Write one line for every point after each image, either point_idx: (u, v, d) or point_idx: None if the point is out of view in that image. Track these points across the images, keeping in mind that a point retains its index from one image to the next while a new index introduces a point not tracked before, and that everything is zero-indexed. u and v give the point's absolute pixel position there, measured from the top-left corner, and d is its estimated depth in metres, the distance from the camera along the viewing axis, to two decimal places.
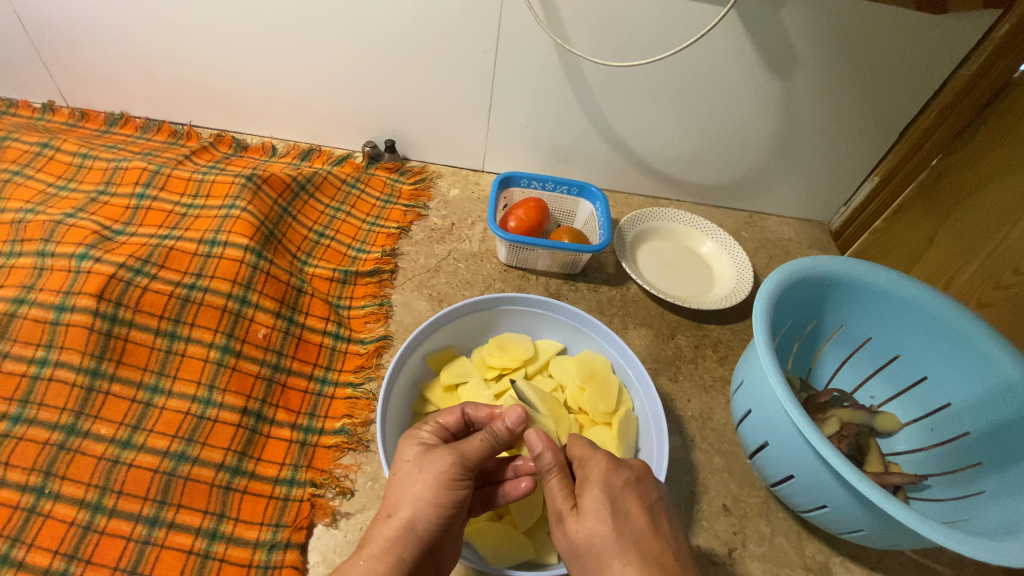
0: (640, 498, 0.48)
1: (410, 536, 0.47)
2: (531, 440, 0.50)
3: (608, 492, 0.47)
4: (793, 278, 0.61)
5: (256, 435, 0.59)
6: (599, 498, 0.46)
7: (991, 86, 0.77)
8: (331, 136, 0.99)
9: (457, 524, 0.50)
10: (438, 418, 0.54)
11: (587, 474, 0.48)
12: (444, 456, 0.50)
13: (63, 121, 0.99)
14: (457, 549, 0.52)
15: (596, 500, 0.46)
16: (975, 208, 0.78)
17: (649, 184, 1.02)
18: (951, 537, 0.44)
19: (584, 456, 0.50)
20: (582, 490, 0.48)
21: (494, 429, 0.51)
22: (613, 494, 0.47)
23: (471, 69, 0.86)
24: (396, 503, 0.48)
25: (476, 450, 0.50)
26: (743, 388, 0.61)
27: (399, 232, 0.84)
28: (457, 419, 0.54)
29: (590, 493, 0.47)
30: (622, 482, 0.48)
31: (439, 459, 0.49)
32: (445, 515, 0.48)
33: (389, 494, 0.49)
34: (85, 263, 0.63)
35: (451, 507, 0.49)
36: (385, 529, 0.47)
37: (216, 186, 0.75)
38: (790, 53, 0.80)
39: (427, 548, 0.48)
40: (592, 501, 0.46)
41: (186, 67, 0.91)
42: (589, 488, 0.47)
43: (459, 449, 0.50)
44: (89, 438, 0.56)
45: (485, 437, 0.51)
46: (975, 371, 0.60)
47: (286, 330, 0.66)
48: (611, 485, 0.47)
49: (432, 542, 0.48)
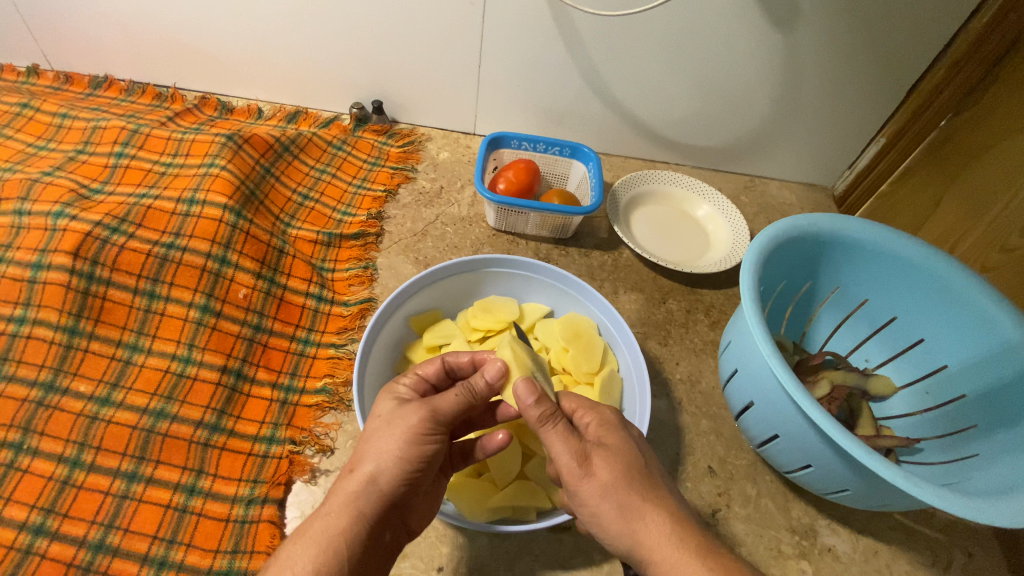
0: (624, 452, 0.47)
1: (374, 491, 0.45)
2: (521, 392, 0.45)
3: (629, 439, 0.46)
4: (785, 235, 0.59)
5: (236, 393, 0.59)
6: (625, 442, 0.46)
7: (1002, 41, 0.72)
8: (318, 99, 0.97)
9: (424, 483, 0.48)
10: (417, 369, 0.52)
11: (594, 424, 0.47)
12: (417, 412, 0.47)
13: (47, 84, 0.97)
14: (423, 508, 0.50)
15: (620, 441, 0.46)
16: (983, 168, 0.75)
17: (645, 146, 0.99)
18: (936, 495, 0.42)
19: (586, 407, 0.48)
20: (599, 433, 0.46)
21: (472, 383, 0.48)
22: (632, 441, 0.46)
23: (458, 25, 0.82)
24: (361, 457, 0.46)
25: (450, 404, 0.48)
26: (731, 349, 0.59)
27: (385, 194, 0.82)
28: (437, 369, 0.52)
29: (611, 437, 0.46)
30: (632, 435, 0.48)
31: (411, 414, 0.47)
32: (413, 471, 0.46)
33: (355, 449, 0.47)
34: (62, 221, 0.62)
35: (419, 462, 0.46)
36: (348, 483, 0.45)
37: (196, 145, 0.74)
38: (792, 3, 0.76)
39: (392, 507, 0.46)
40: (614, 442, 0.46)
41: (167, 26, 0.89)
42: (607, 431, 0.46)
43: (433, 403, 0.48)
44: (68, 395, 0.57)
45: (461, 392, 0.49)
46: (975, 332, 0.57)
47: (267, 290, 0.66)
48: (628, 433, 0.47)
49: (397, 500, 0.46)
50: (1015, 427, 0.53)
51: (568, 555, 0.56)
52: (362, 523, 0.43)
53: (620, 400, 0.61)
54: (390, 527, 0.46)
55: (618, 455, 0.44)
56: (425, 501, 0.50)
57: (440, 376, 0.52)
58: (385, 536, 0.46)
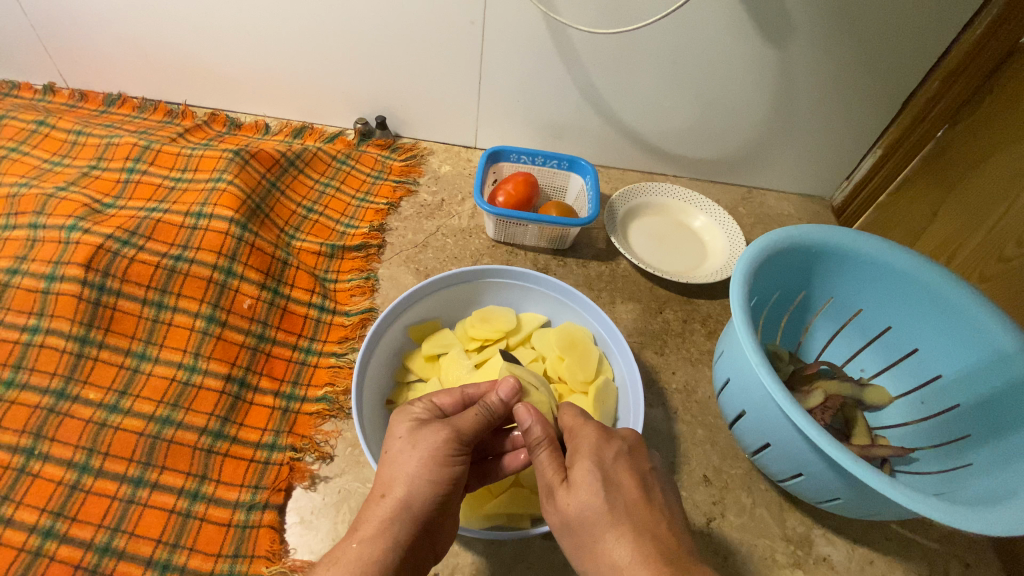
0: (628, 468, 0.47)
1: (406, 515, 0.46)
2: (519, 415, 0.49)
3: (600, 465, 0.46)
4: (777, 246, 0.60)
5: (240, 401, 0.61)
6: (591, 472, 0.45)
7: (996, 53, 0.74)
8: (323, 114, 0.99)
9: (455, 504, 0.49)
10: (432, 398, 0.53)
11: (577, 447, 0.47)
12: (438, 432, 0.49)
13: (63, 102, 1.01)
14: (455, 531, 0.50)
15: (587, 472, 0.45)
16: (979, 179, 0.76)
17: (643, 159, 1.00)
18: (922, 503, 0.43)
19: (574, 426, 0.49)
20: (572, 462, 0.47)
21: (488, 403, 0.50)
22: (606, 466, 0.46)
23: (458, 43, 0.85)
24: (390, 483, 0.47)
25: (471, 424, 0.50)
26: (723, 359, 0.60)
27: (388, 207, 0.84)
28: (454, 400, 0.53)
29: (580, 466, 0.46)
30: (615, 452, 0.47)
31: (432, 435, 0.49)
32: (441, 492, 0.47)
33: (381, 475, 0.48)
34: (75, 234, 0.64)
35: (448, 483, 0.48)
36: (378, 509, 0.46)
37: (204, 160, 0.76)
38: (784, 19, 0.77)
39: (426, 530, 0.47)
40: (582, 473, 0.45)
41: (177, 45, 0.92)
42: (579, 460, 0.46)
43: (453, 424, 0.50)
44: (78, 402, 0.59)
45: (479, 412, 0.51)
46: (966, 342, 0.58)
47: (271, 301, 0.67)
48: (603, 457, 0.46)
49: (429, 524, 0.47)
50: (1008, 436, 0.53)
51: (562, 563, 0.56)
52: (395, 548, 0.44)
53: (615, 408, 0.62)
54: (425, 551, 0.47)
55: (582, 488, 0.44)
56: (456, 524, 0.50)
57: (456, 409, 0.53)
58: (421, 559, 0.47)
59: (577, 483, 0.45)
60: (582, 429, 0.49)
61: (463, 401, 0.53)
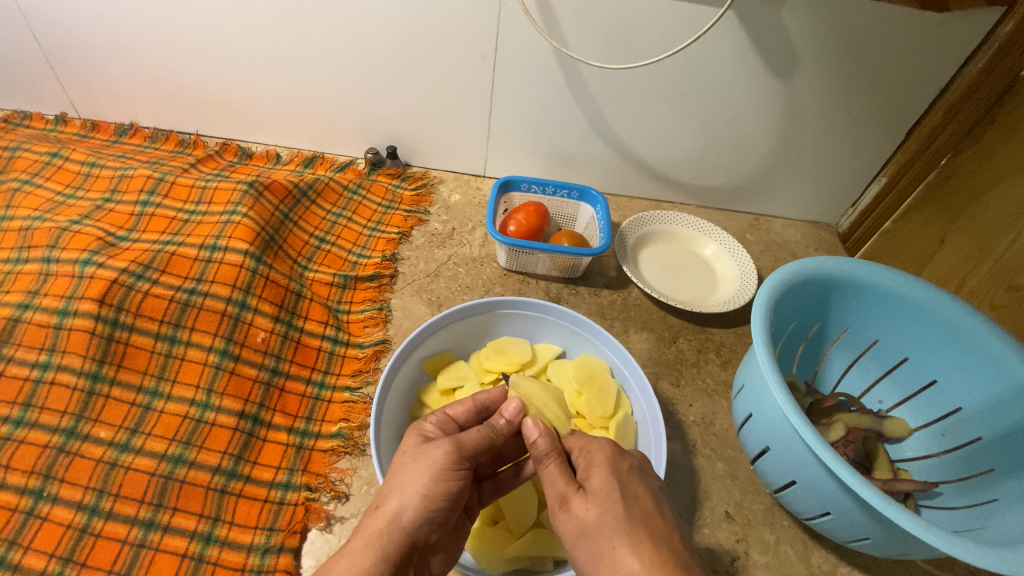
0: (643, 485, 0.46)
1: (397, 529, 0.44)
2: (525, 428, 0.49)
3: (617, 475, 0.46)
4: (793, 280, 0.60)
5: (252, 438, 0.59)
6: (608, 479, 0.45)
7: (998, 85, 0.75)
8: (334, 143, 1.00)
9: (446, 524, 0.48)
10: (445, 409, 0.53)
11: (592, 459, 0.47)
12: (441, 446, 0.48)
13: (75, 132, 1.02)
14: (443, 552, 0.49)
15: (605, 480, 0.45)
16: (985, 209, 0.76)
17: (651, 187, 1.01)
18: (957, 544, 0.42)
19: (585, 443, 0.49)
20: (586, 473, 0.46)
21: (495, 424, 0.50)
22: (622, 476, 0.46)
23: (470, 75, 0.86)
24: (386, 494, 0.46)
25: (475, 441, 0.49)
26: (744, 393, 0.60)
27: (399, 236, 0.84)
28: (466, 409, 0.53)
29: (598, 475, 0.46)
30: (628, 467, 0.47)
31: (436, 449, 0.48)
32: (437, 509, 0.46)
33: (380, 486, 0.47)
34: (89, 268, 0.64)
35: (442, 499, 0.46)
36: (372, 522, 0.44)
37: (219, 193, 0.76)
38: (790, 54, 0.79)
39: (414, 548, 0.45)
40: (600, 481, 0.45)
41: (192, 78, 0.93)
42: (596, 471, 0.46)
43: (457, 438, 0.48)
44: (88, 441, 0.58)
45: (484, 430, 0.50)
46: (986, 374, 0.58)
47: (285, 334, 0.67)
48: (619, 469, 0.46)
49: (418, 541, 0.45)
50: None
51: None
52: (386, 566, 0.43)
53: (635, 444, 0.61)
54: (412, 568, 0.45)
55: (599, 494, 0.44)
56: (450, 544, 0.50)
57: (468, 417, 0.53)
58: (407, 574, 0.45)
59: (594, 489, 0.44)
60: (594, 446, 0.49)
61: (475, 410, 0.53)
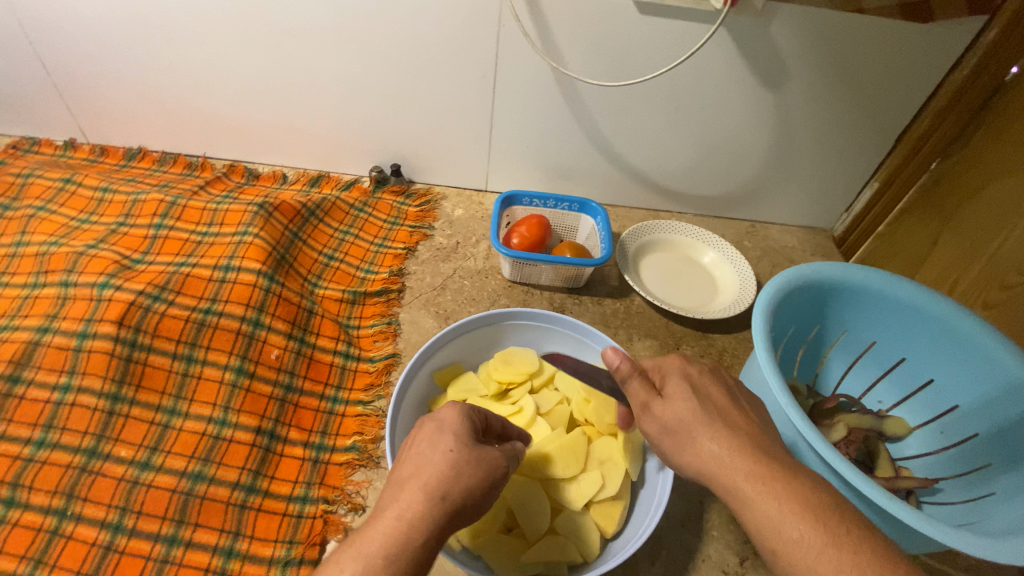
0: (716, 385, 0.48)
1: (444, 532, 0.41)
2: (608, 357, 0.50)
3: (692, 379, 0.48)
4: (791, 285, 0.62)
5: (270, 453, 0.61)
6: (682, 383, 0.47)
7: (984, 90, 0.78)
8: (338, 163, 1.03)
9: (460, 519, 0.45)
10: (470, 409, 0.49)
11: (666, 372, 0.49)
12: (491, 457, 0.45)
13: (84, 157, 1.04)
14: None
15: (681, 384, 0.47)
16: (975, 210, 0.79)
17: (649, 197, 1.04)
18: (959, 537, 0.43)
19: (659, 361, 0.50)
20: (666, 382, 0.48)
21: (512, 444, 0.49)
22: (693, 380, 0.48)
23: (471, 93, 0.89)
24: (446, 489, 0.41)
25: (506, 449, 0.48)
26: (747, 396, 0.61)
27: (405, 252, 0.86)
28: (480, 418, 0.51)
29: (673, 382, 0.48)
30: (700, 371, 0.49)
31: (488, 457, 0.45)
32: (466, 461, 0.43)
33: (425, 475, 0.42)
34: (107, 291, 0.66)
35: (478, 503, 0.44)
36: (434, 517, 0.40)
37: (229, 215, 0.78)
38: (781, 66, 0.82)
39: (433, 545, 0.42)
40: (675, 387, 0.47)
41: (200, 102, 0.96)
42: (670, 377, 0.48)
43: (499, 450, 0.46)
44: (110, 460, 0.59)
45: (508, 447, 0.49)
46: (980, 372, 0.59)
47: (297, 350, 0.68)
48: (692, 374, 0.48)
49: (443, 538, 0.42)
50: None
51: None
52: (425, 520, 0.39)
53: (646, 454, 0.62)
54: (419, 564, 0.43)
55: (681, 397, 0.46)
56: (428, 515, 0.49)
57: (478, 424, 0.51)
58: None
59: (673, 394, 0.46)
60: (667, 358, 0.50)
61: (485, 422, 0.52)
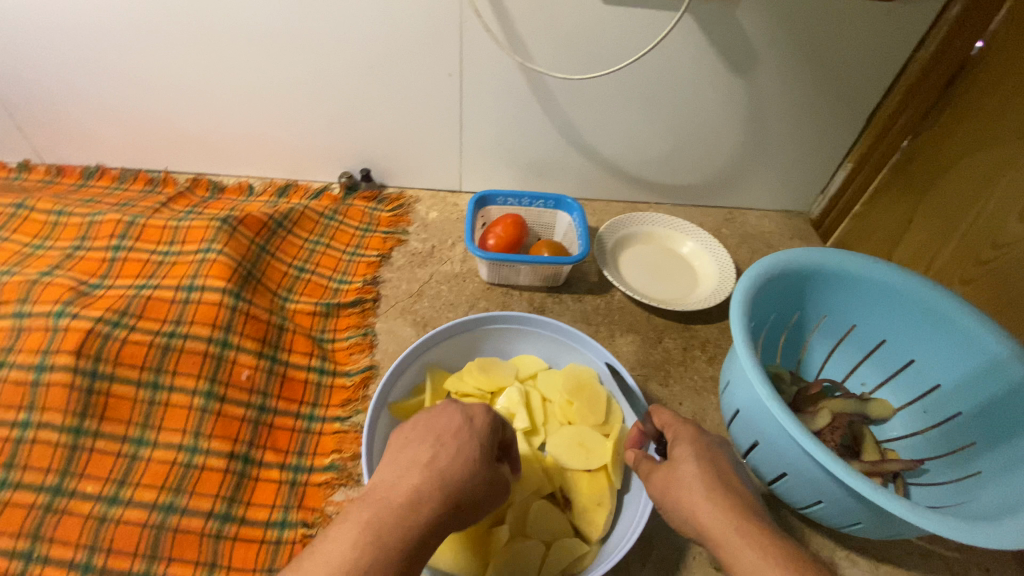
0: (722, 454, 0.49)
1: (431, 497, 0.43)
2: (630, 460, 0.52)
3: (703, 445, 0.49)
4: (769, 273, 0.62)
5: (245, 479, 0.59)
6: (692, 449, 0.49)
7: (951, 66, 0.77)
8: (306, 170, 1.00)
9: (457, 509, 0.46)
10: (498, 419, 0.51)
11: (677, 434, 0.51)
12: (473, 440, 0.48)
13: (40, 178, 0.99)
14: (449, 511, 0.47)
15: (691, 447, 0.49)
16: (948, 187, 0.79)
17: (626, 189, 1.02)
18: (943, 524, 0.43)
19: (672, 421, 0.53)
20: (675, 445, 0.50)
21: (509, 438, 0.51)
22: (705, 449, 0.49)
23: (438, 93, 0.87)
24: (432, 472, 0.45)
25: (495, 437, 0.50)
26: (730, 389, 0.61)
27: (379, 259, 0.84)
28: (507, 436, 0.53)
29: (681, 446, 0.50)
30: (707, 441, 0.50)
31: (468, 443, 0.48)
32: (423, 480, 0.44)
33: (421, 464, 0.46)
34: (63, 320, 0.64)
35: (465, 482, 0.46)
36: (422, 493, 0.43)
37: (193, 232, 0.76)
38: (749, 51, 0.81)
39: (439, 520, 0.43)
40: (683, 452, 0.49)
41: (158, 115, 0.92)
42: (680, 443, 0.50)
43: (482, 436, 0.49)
44: (76, 497, 0.58)
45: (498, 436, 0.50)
46: (960, 350, 0.59)
47: (269, 369, 0.67)
48: (701, 441, 0.50)
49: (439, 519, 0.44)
50: (1011, 442, 0.54)
51: None
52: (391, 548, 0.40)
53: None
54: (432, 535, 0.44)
55: (685, 461, 0.48)
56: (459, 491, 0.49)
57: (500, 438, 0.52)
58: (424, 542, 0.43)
59: (679, 458, 0.49)
60: (680, 423, 0.52)
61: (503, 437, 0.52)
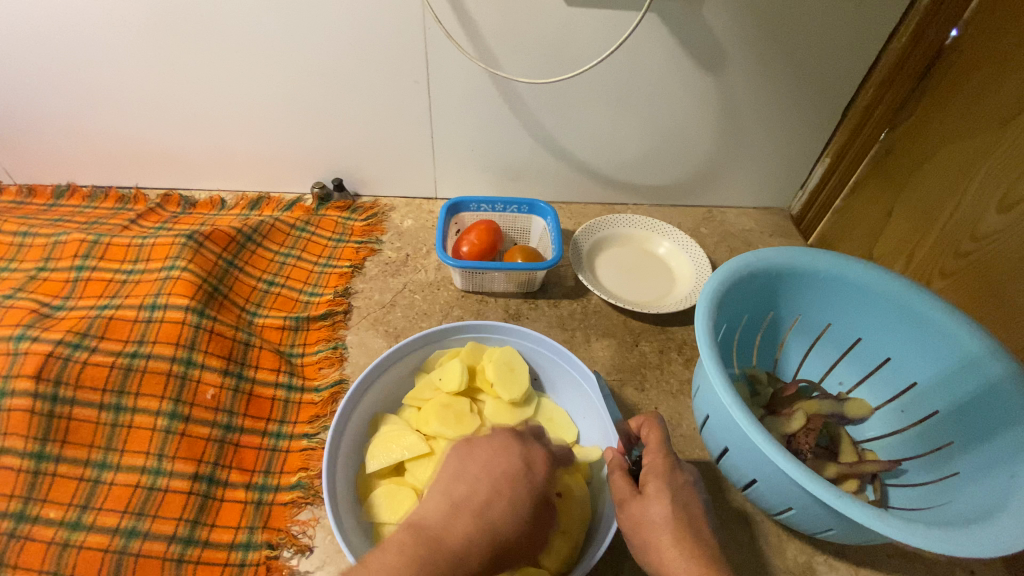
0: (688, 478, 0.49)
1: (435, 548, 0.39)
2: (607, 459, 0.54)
3: (670, 459, 0.50)
4: (737, 275, 0.61)
5: (210, 500, 0.59)
6: (661, 461, 0.49)
7: (925, 56, 0.76)
8: (278, 182, 0.99)
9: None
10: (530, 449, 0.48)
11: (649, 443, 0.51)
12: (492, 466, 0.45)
13: (10, 199, 0.98)
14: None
15: (662, 461, 0.49)
16: (925, 179, 0.78)
17: (603, 191, 1.01)
18: (915, 533, 0.42)
19: (649, 431, 0.52)
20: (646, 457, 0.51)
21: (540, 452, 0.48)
22: (672, 464, 0.49)
23: (406, 101, 0.86)
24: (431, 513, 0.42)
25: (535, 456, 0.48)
26: (701, 393, 0.59)
27: (352, 270, 0.83)
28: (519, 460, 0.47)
29: (652, 458, 0.50)
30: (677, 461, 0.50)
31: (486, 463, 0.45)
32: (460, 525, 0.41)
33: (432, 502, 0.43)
34: (23, 344, 0.64)
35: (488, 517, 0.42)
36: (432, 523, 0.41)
37: (157, 248, 0.76)
38: (718, 49, 0.80)
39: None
40: (653, 464, 0.49)
41: (126, 132, 0.91)
42: (650, 454, 0.50)
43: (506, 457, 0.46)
44: (38, 523, 0.57)
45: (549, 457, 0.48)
46: (935, 347, 0.58)
47: (235, 387, 0.66)
48: (671, 456, 0.50)
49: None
50: (987, 441, 0.52)
51: None
52: None
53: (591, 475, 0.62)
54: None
55: (653, 476, 0.48)
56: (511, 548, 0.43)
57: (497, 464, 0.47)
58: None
59: (651, 469, 0.49)
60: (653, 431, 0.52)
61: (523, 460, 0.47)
